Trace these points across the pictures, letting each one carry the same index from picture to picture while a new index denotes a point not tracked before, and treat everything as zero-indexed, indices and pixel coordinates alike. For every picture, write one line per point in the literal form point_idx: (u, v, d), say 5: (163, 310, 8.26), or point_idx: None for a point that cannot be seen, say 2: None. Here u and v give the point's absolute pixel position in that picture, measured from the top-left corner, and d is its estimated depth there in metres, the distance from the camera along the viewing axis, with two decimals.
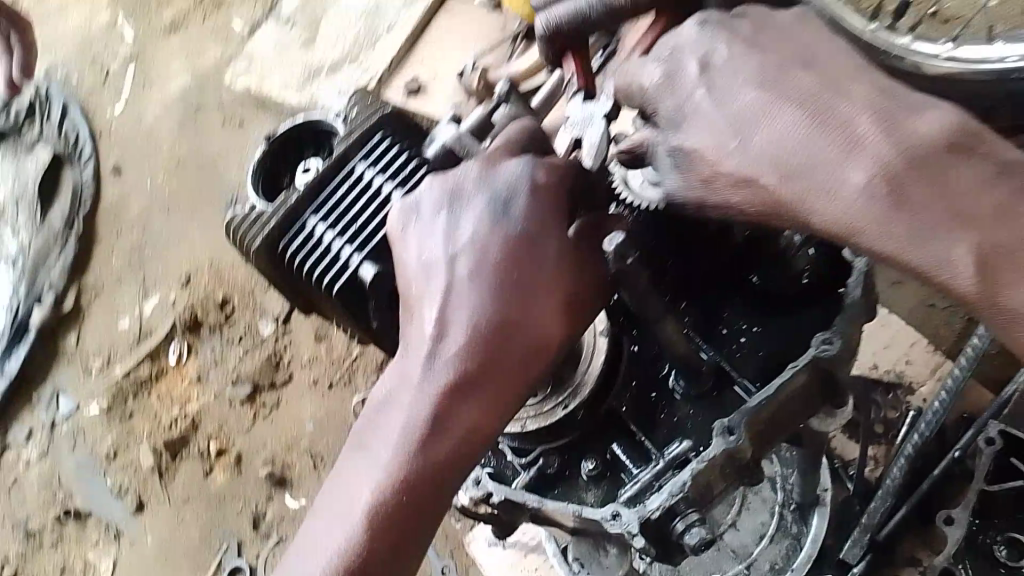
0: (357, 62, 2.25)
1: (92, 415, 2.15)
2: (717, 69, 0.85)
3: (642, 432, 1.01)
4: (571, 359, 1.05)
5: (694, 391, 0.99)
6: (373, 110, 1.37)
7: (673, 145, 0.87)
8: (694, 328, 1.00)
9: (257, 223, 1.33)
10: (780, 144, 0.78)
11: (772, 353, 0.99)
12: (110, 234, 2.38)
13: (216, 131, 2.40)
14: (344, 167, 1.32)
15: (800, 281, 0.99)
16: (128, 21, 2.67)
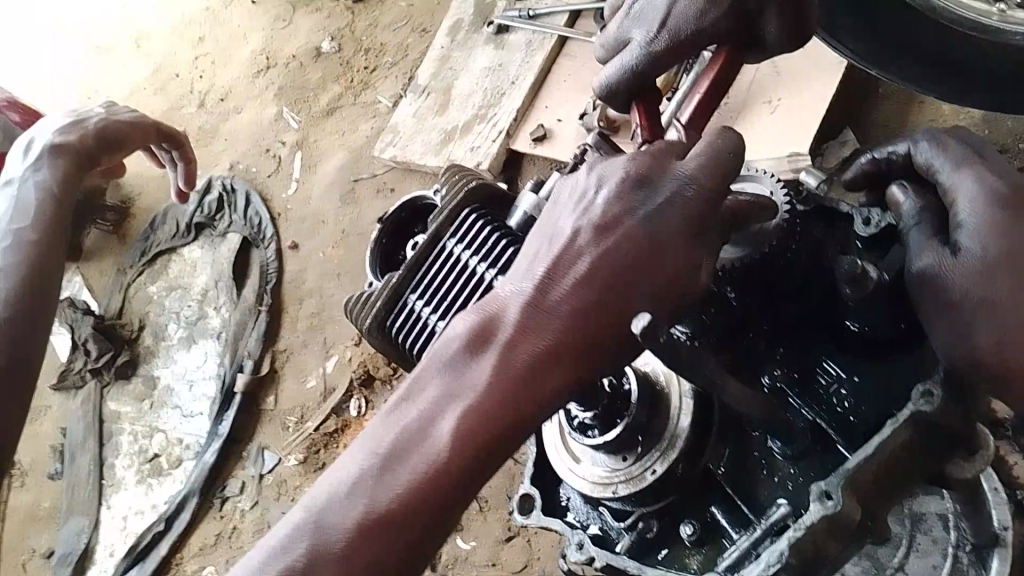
0: (487, 118, 2.37)
1: (291, 467, 2.43)
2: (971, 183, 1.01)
3: (739, 496, 1.12)
4: (660, 416, 1.19)
5: (793, 450, 1.07)
6: (460, 188, 1.39)
7: (917, 221, 1.05)
8: (785, 378, 1.14)
9: (364, 303, 1.39)
10: (1009, 262, 0.96)
11: (869, 402, 1.09)
12: (294, 303, 2.65)
13: (374, 201, 2.63)
14: (437, 247, 1.35)
15: (895, 327, 1.09)
16: (293, 111, 2.98)
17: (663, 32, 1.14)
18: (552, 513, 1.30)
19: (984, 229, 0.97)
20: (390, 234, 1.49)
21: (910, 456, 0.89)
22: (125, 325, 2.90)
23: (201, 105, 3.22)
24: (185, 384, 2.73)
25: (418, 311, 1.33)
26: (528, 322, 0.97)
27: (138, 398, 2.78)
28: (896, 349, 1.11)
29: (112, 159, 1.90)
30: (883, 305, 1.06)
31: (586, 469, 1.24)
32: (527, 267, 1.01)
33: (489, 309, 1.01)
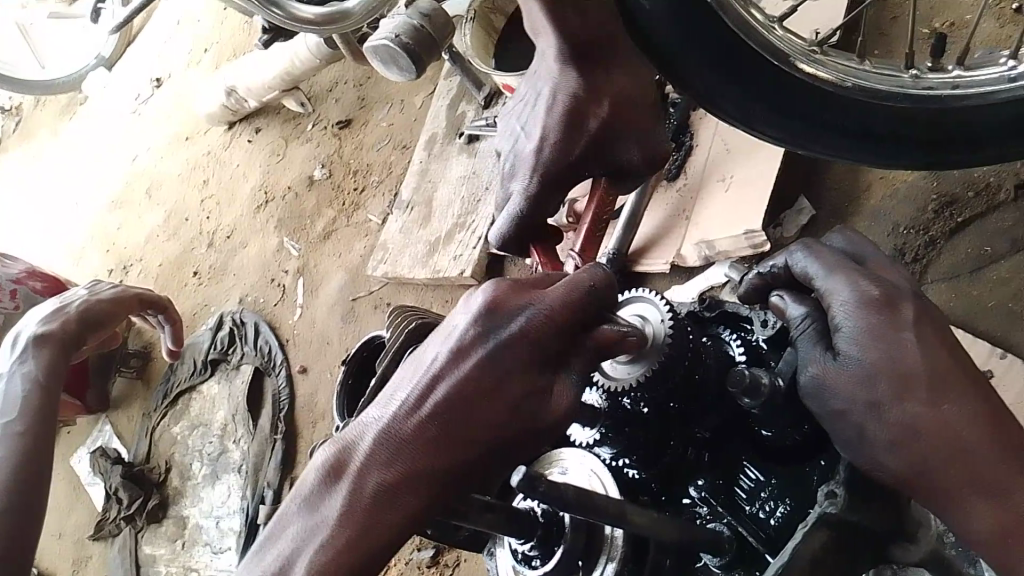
0: (468, 227, 2.45)
1: None
2: (837, 286, 0.96)
3: None
4: (595, 535, 1.03)
5: (725, 560, 1.01)
6: (403, 326, 1.38)
7: (805, 328, 1.00)
8: (714, 489, 1.05)
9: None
10: (889, 371, 0.91)
11: (795, 505, 1.01)
12: (309, 428, 2.69)
13: (372, 317, 2.68)
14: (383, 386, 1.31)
15: (805, 427, 1.01)
16: (292, 240, 3.09)
17: (534, 175, 1.25)
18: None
19: (867, 336, 0.93)
20: (354, 373, 1.50)
21: (835, 557, 0.91)
22: (154, 468, 2.97)
23: (210, 245, 3.36)
24: (213, 520, 2.76)
25: None
26: (380, 448, 0.86)
27: (171, 540, 2.82)
28: (824, 447, 1.03)
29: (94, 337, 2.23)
30: (791, 409, 0.99)
31: None
32: (384, 396, 0.90)
33: (342, 439, 0.89)
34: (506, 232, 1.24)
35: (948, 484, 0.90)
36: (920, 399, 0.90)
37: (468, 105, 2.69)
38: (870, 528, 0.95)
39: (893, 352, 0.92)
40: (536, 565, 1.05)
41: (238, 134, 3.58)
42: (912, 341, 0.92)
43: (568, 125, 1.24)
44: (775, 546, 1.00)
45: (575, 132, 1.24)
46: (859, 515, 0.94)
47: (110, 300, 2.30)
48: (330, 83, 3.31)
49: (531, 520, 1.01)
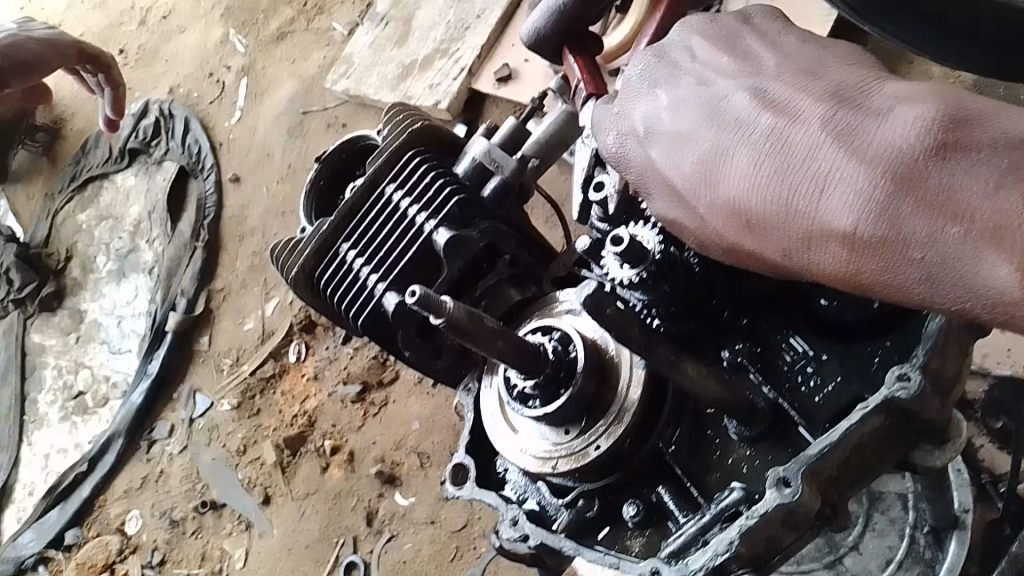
0: (448, 55, 2.23)
1: (224, 411, 2.28)
2: (637, 111, 0.86)
3: (688, 478, 0.91)
4: (603, 390, 0.95)
5: (748, 432, 0.89)
6: (400, 129, 1.23)
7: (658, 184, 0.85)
8: (749, 356, 0.94)
9: (294, 247, 1.24)
10: (715, 182, 0.76)
11: (843, 387, 0.88)
12: (234, 241, 2.48)
13: (322, 135, 2.46)
14: (375, 194, 1.20)
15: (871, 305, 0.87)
16: (240, 33, 2.77)
17: None
18: (489, 486, 1.03)
19: (666, 142, 0.81)
20: (330, 176, 1.32)
21: (877, 444, 0.82)
22: (53, 255, 2.70)
23: (142, 23, 2.98)
24: (114, 319, 2.56)
25: (352, 262, 1.18)
26: None
27: (64, 333, 2.59)
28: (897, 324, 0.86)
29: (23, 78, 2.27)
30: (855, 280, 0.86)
31: (524, 438, 0.98)
32: None
33: None
34: (542, 27, 1.02)
35: (997, 218, 0.60)
36: (878, 150, 0.66)
37: None
38: (926, 418, 0.85)
39: (814, 127, 0.70)
40: (535, 405, 0.95)
41: None
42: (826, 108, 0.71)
43: None
44: (814, 421, 0.88)
45: None
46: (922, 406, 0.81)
47: (44, 41, 2.29)
48: None
49: (541, 356, 0.93)
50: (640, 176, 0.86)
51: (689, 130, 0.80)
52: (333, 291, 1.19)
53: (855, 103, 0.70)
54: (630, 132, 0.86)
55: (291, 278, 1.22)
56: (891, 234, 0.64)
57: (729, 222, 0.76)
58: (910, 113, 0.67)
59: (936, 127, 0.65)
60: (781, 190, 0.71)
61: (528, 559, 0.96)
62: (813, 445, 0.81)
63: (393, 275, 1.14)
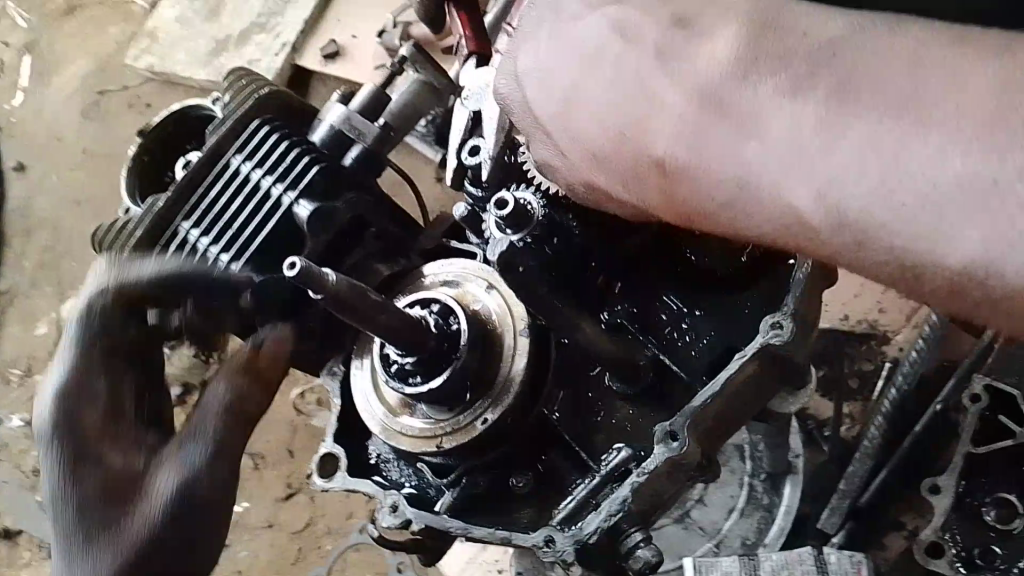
0: (266, 30, 2.09)
1: (15, 428, 2.00)
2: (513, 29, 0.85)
3: (576, 442, 0.86)
4: (490, 364, 0.87)
5: (632, 391, 0.85)
6: (244, 96, 1.14)
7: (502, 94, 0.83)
8: (628, 318, 0.87)
9: (120, 233, 1.10)
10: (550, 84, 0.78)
11: (720, 338, 0.84)
12: (21, 238, 2.19)
13: (124, 116, 2.22)
14: (219, 165, 1.09)
15: (741, 259, 0.84)
16: (21, 5, 2.45)
17: None
18: (362, 475, 0.93)
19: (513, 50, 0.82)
20: (153, 153, 1.19)
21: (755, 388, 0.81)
22: None
23: None
24: None
25: (197, 242, 1.06)
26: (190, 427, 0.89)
27: None
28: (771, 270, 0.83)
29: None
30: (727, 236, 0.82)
31: (405, 421, 0.89)
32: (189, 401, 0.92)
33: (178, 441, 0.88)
34: None
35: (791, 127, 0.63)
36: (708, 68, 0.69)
37: None
38: (793, 361, 0.85)
39: (656, 49, 0.73)
40: (416, 382, 0.85)
41: None
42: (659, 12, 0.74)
43: None
44: (692, 373, 0.84)
45: None
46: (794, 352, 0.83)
47: None
48: None
49: (422, 329, 0.83)
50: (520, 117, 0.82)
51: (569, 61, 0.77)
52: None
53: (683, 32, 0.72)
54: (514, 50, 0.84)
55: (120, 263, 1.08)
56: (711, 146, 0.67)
57: (581, 156, 0.76)
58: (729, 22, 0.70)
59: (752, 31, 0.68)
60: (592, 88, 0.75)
61: (405, 543, 0.89)
62: (699, 397, 0.79)
63: (249, 250, 1.04)
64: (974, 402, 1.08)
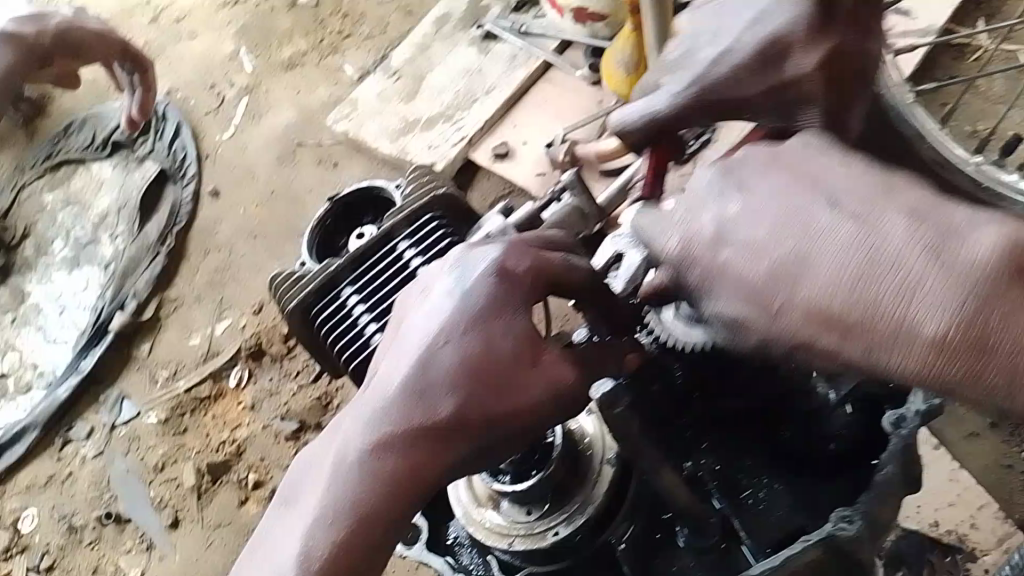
0: (451, 120, 2.29)
1: (149, 424, 2.21)
2: (735, 215, 0.82)
3: (634, 573, 0.99)
4: (574, 478, 1.03)
5: (697, 543, 0.97)
6: (425, 190, 1.28)
7: (704, 241, 0.83)
8: (713, 474, 0.99)
9: (294, 284, 1.25)
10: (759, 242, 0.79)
11: (790, 515, 0.97)
12: (198, 255, 2.45)
13: (311, 170, 2.48)
14: (387, 245, 1.23)
15: (827, 447, 0.99)
16: (250, 53, 2.78)
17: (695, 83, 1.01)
18: (436, 551, 1.10)
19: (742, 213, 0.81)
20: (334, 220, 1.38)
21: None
22: (9, 230, 2.62)
23: (152, 21, 2.97)
24: (56, 306, 2.48)
25: (351, 305, 1.19)
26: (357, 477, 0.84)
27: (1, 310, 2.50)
28: (849, 469, 0.99)
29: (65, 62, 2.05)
30: (813, 419, 0.98)
31: (488, 513, 1.05)
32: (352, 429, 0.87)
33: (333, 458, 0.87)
34: (631, 122, 1.04)
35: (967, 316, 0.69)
36: (967, 274, 0.70)
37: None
38: (862, 565, 0.91)
39: (926, 250, 0.72)
40: (505, 481, 1.02)
41: None
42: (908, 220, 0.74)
43: (758, 62, 0.99)
44: (757, 542, 0.96)
45: (764, 67, 0.99)
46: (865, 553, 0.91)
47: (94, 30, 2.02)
48: None
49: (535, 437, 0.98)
50: (707, 276, 0.82)
51: (784, 238, 0.78)
52: (330, 331, 1.19)
53: (941, 221, 0.73)
54: (695, 231, 0.84)
55: (285, 310, 1.23)
56: (984, 345, 0.69)
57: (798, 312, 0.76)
58: (992, 238, 0.71)
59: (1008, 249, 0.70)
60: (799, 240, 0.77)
61: None
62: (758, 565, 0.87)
63: None
64: None
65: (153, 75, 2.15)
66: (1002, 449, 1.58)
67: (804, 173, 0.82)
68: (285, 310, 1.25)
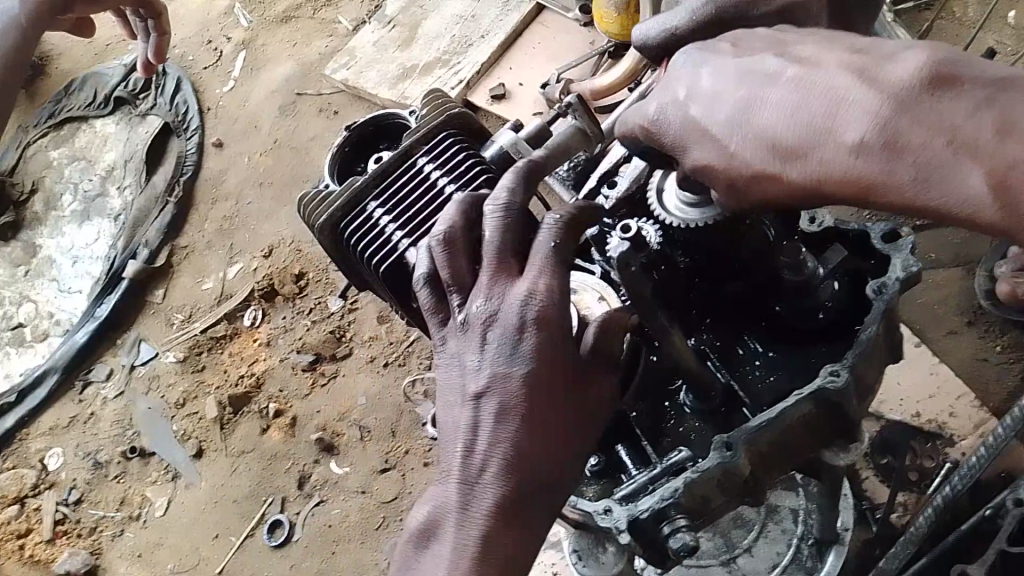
0: (448, 65, 2.38)
1: (168, 363, 2.31)
2: (702, 83, 0.91)
3: (647, 439, 1.09)
4: None
5: (702, 407, 1.08)
6: (439, 111, 1.37)
7: (677, 110, 0.92)
8: (711, 344, 1.12)
9: (322, 202, 1.36)
10: (721, 99, 0.88)
11: (782, 379, 1.08)
12: (206, 204, 2.54)
13: (314, 120, 2.57)
14: (407, 162, 1.33)
15: (817, 317, 1.08)
16: (246, 9, 2.85)
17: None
18: None
19: (709, 79, 0.90)
20: (353, 144, 1.46)
21: (808, 425, 1.00)
22: (17, 186, 2.69)
23: None
24: (69, 258, 2.56)
25: (378, 219, 1.29)
26: (507, 432, 0.90)
27: (14, 264, 2.57)
28: (837, 337, 1.09)
29: (83, 10, 2.10)
30: (807, 295, 1.07)
31: None
32: (485, 391, 0.92)
33: (474, 421, 0.92)
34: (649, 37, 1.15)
35: (884, 133, 0.75)
36: (888, 91, 0.76)
37: None
38: (846, 416, 1.00)
39: (848, 82, 0.79)
40: None
41: None
42: (844, 62, 0.81)
43: None
44: (755, 403, 1.07)
45: None
46: (849, 408, 1.00)
47: None
48: None
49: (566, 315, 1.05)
50: (678, 137, 0.92)
51: (735, 87, 0.87)
52: (360, 243, 1.30)
53: (867, 58, 0.80)
54: (671, 100, 0.93)
55: (316, 227, 1.34)
56: (899, 153, 0.74)
57: (748, 149, 0.85)
58: (912, 64, 0.76)
59: (926, 67, 0.75)
60: (750, 93, 0.85)
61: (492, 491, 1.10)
62: (753, 421, 0.97)
63: (420, 233, 1.26)
64: (1016, 504, 1.30)
65: (166, 20, 2.25)
66: (976, 348, 1.73)
67: (766, 44, 0.90)
68: (316, 227, 1.36)
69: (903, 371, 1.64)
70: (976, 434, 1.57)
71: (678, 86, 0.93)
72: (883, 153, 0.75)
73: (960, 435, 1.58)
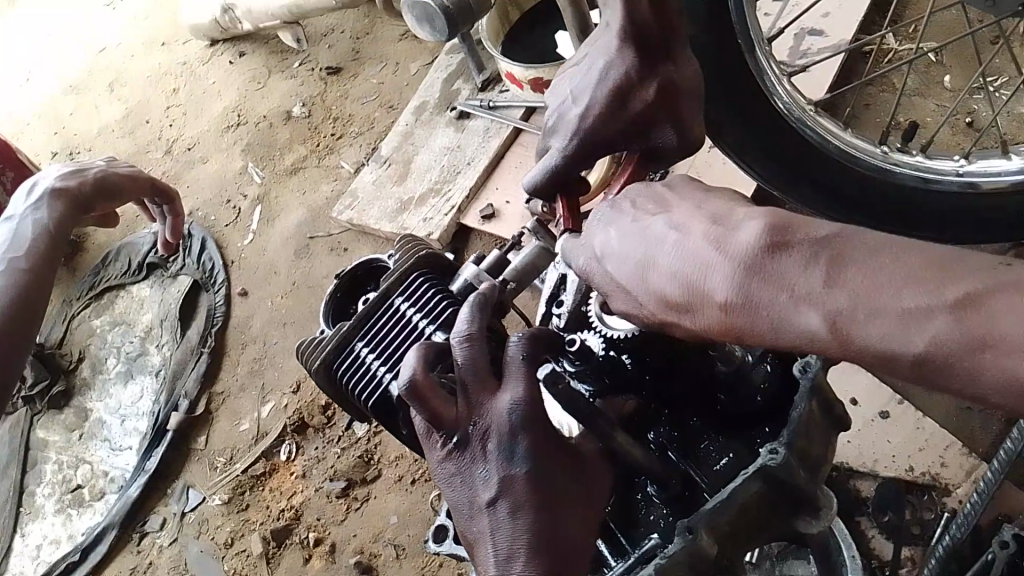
0: (441, 193, 2.58)
1: (214, 506, 2.44)
2: (611, 240, 1.10)
3: (622, 531, 1.22)
4: None
5: (666, 496, 1.19)
6: (411, 253, 1.53)
7: (597, 264, 1.12)
8: (668, 439, 1.22)
9: (314, 347, 1.50)
10: (627, 262, 1.07)
11: (735, 460, 1.18)
12: (237, 349, 2.73)
13: (328, 259, 2.77)
14: (385, 303, 1.48)
15: (756, 399, 1.18)
16: (258, 166, 3.11)
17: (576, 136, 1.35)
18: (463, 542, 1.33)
19: (613, 238, 1.10)
20: (343, 289, 1.62)
21: (760, 502, 1.08)
22: (66, 355, 2.91)
23: (167, 152, 3.32)
24: (117, 417, 2.74)
25: (365, 358, 1.44)
26: (520, 526, 1.06)
27: (69, 428, 2.76)
28: (776, 415, 1.19)
29: (107, 205, 2.35)
30: (738, 379, 1.19)
31: None
32: (492, 499, 1.08)
33: (492, 526, 1.07)
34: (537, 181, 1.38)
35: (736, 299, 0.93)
36: (740, 254, 0.94)
37: (464, 83, 2.82)
38: (795, 486, 1.09)
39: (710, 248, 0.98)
40: None
41: (220, 53, 3.54)
42: (706, 231, 1.00)
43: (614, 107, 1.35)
44: (713, 486, 1.17)
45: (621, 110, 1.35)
46: (796, 479, 1.08)
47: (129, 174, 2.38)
48: (326, 29, 3.38)
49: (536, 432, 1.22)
50: (603, 283, 1.12)
51: (637, 247, 1.06)
52: (351, 381, 1.44)
53: (720, 228, 0.99)
54: (591, 256, 1.13)
55: (310, 371, 1.48)
56: (752, 313, 0.92)
57: (653, 304, 1.05)
58: (751, 236, 0.95)
59: (765, 238, 0.93)
60: (644, 257, 1.05)
61: None
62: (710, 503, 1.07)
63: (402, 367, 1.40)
64: (1004, 547, 1.33)
65: (180, 204, 2.54)
66: None
67: (662, 200, 1.11)
68: (309, 370, 1.50)
69: (891, 429, 1.75)
70: (968, 481, 1.67)
71: (601, 240, 1.12)
72: (738, 315, 0.94)
73: (954, 483, 1.68)
